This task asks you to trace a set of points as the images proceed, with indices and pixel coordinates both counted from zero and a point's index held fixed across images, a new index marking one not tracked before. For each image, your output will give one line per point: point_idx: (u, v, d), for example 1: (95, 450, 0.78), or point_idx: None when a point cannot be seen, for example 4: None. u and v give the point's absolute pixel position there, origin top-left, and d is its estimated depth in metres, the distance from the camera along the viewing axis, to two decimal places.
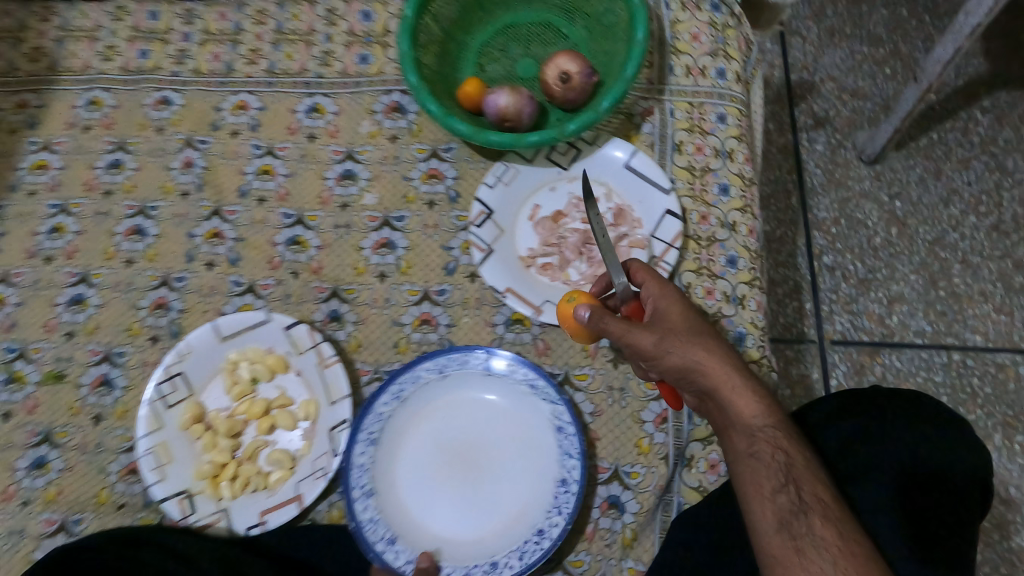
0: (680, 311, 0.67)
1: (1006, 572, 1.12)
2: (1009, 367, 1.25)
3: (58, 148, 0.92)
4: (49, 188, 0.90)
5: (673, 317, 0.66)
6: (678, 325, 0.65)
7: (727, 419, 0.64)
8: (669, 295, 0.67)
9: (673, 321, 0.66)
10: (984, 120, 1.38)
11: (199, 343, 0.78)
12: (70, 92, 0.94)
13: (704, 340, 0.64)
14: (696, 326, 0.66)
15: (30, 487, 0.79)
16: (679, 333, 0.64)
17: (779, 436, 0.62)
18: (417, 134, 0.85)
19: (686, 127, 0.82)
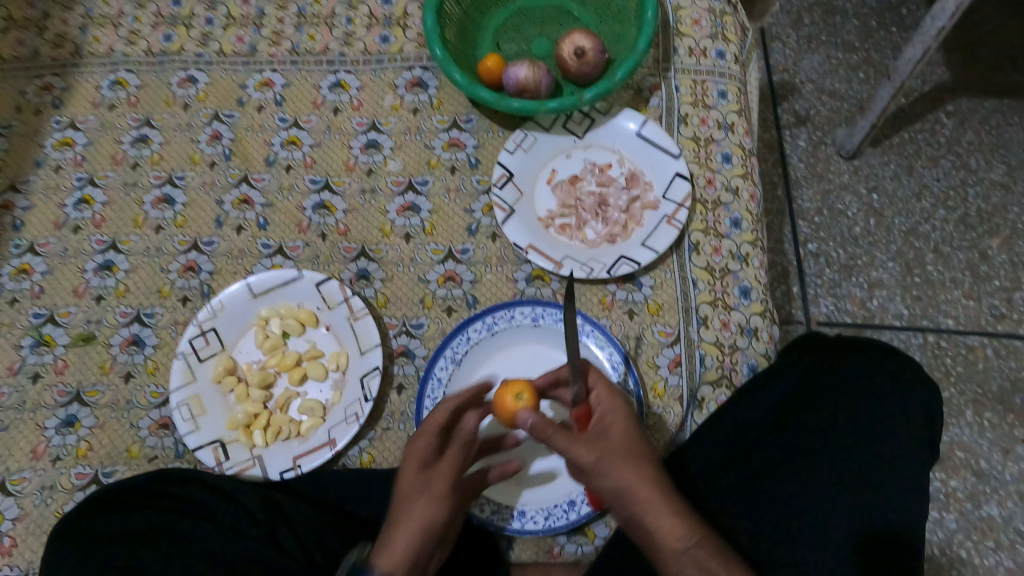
0: (623, 425, 0.66)
1: (977, 539, 1.18)
2: (979, 349, 1.29)
3: (82, 125, 0.95)
4: (75, 163, 0.93)
5: (618, 430, 0.65)
6: (620, 442, 0.64)
7: (655, 546, 0.61)
8: (617, 403, 0.67)
9: (618, 436, 0.65)
10: (949, 123, 1.42)
11: (232, 300, 0.82)
12: (93, 74, 0.96)
13: (645, 456, 0.64)
14: (639, 445, 0.65)
15: (61, 444, 0.82)
16: (619, 446, 0.64)
17: (702, 555, 0.60)
18: (437, 106, 0.90)
19: (690, 102, 0.88)
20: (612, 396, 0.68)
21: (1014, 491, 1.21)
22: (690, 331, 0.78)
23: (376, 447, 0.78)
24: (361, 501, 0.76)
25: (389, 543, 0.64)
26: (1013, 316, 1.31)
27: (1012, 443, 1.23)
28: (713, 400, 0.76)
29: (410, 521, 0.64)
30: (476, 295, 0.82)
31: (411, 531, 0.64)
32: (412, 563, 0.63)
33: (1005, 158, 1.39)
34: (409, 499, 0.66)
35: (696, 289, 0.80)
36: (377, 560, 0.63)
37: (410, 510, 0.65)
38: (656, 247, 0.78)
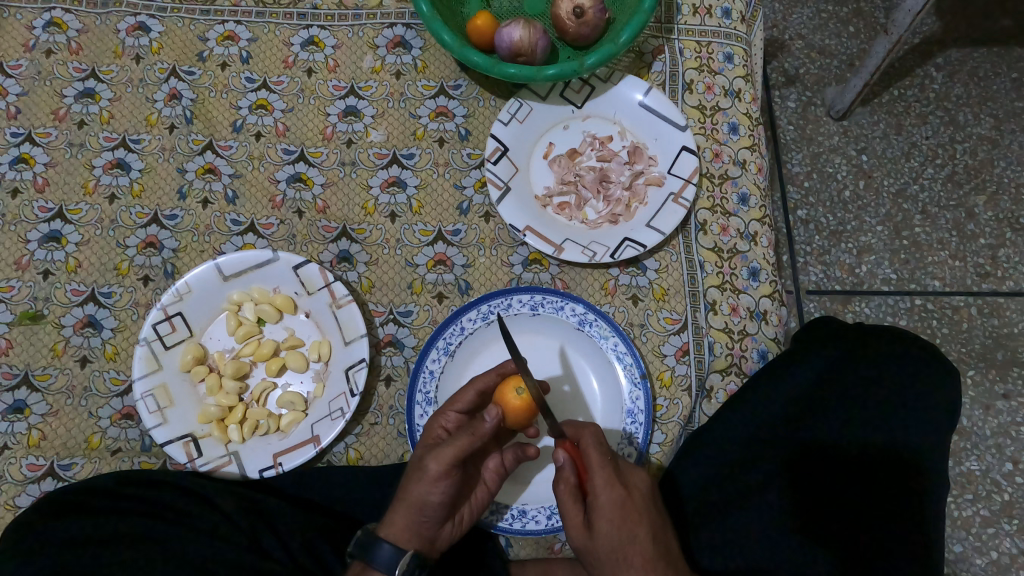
0: (612, 519, 0.59)
1: (957, 494, 1.18)
2: (964, 309, 1.25)
3: (16, 71, 0.84)
4: (7, 116, 0.83)
5: (605, 524, 0.59)
6: (607, 544, 0.59)
7: None
8: (601, 496, 0.59)
9: (604, 533, 0.59)
10: (938, 77, 1.36)
11: (200, 282, 0.75)
12: (24, 11, 0.86)
13: (635, 555, 0.58)
14: (631, 541, 0.59)
15: (10, 431, 0.74)
16: (604, 550, 0.59)
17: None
18: (422, 70, 0.83)
19: (695, 66, 0.82)
20: (607, 479, 0.60)
21: (994, 445, 1.20)
22: (697, 317, 0.74)
23: (363, 443, 0.73)
24: (347, 499, 0.71)
25: (390, 514, 0.63)
26: (997, 273, 1.27)
27: (993, 399, 1.21)
28: (722, 390, 0.72)
29: (405, 498, 0.63)
30: (468, 280, 0.77)
31: (408, 503, 0.62)
32: (414, 533, 0.62)
33: (994, 111, 1.35)
34: (412, 472, 0.64)
35: (703, 272, 0.76)
36: (379, 531, 0.62)
37: (409, 484, 0.63)
38: (662, 228, 0.75)
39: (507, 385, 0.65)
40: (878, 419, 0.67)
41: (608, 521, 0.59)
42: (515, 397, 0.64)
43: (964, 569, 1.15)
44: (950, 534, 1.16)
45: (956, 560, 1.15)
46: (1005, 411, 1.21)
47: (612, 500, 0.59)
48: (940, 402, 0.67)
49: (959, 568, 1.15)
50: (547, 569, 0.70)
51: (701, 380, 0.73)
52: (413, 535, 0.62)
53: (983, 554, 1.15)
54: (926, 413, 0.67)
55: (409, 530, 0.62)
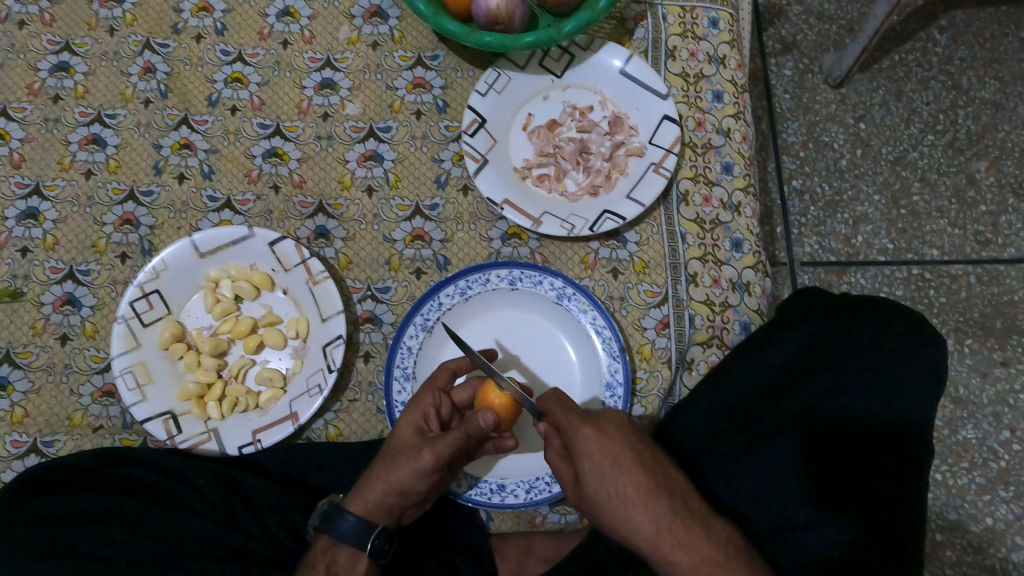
0: (597, 454, 0.57)
1: (952, 463, 1.17)
2: (962, 277, 1.24)
3: None
4: None
5: (589, 463, 0.57)
6: (598, 481, 0.56)
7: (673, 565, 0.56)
8: (580, 436, 0.58)
9: (592, 472, 0.57)
10: (942, 40, 1.33)
11: (176, 259, 0.74)
12: None
13: (628, 486, 0.56)
14: (618, 470, 0.56)
15: None
16: (596, 488, 0.56)
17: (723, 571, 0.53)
18: (399, 40, 0.82)
19: (679, 33, 0.80)
20: (575, 424, 0.58)
21: (991, 413, 1.19)
22: (678, 290, 0.73)
23: (343, 419, 0.73)
24: (327, 475, 0.72)
25: (363, 488, 0.63)
26: (998, 241, 1.25)
27: (991, 367, 1.20)
28: (704, 361, 0.72)
29: (377, 474, 0.63)
30: (447, 255, 0.76)
31: (381, 476, 0.63)
32: (385, 508, 0.63)
33: (998, 74, 1.32)
34: (391, 448, 0.64)
35: (685, 244, 0.74)
36: (352, 503, 0.63)
37: (386, 459, 0.64)
38: (642, 200, 0.73)
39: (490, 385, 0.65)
40: (868, 385, 0.64)
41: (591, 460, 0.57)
42: (497, 395, 0.64)
43: (959, 536, 1.15)
44: (945, 502, 1.16)
45: (951, 527, 1.15)
46: (1003, 379, 1.20)
47: (588, 437, 0.57)
48: (928, 382, 0.63)
49: (954, 536, 1.15)
50: (528, 544, 0.70)
51: (681, 352, 0.72)
52: (383, 508, 0.63)
53: (978, 521, 1.15)
54: (914, 394, 0.63)
55: (380, 504, 0.63)
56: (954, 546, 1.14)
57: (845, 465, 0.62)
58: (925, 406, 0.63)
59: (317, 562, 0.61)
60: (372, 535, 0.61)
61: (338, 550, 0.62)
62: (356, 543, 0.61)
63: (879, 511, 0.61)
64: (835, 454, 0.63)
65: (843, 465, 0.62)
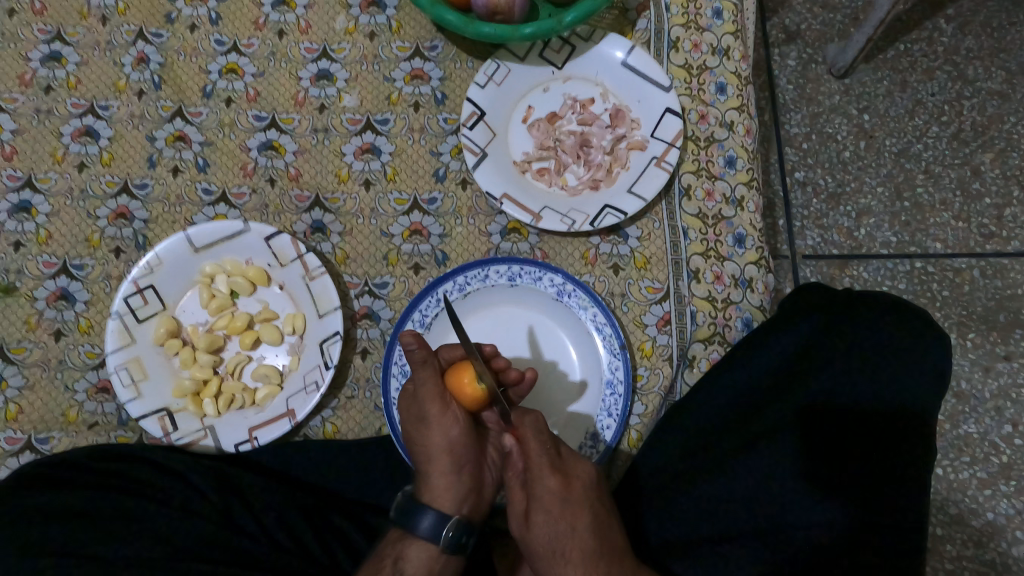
0: (552, 507, 0.58)
1: (953, 458, 1.17)
2: (966, 271, 1.23)
3: None
4: None
5: (543, 516, 0.58)
6: (545, 533, 0.57)
7: None
8: (540, 486, 0.58)
9: (542, 523, 0.58)
10: (948, 30, 1.31)
11: (171, 253, 0.73)
12: None
13: (573, 549, 0.56)
14: (569, 532, 0.57)
15: None
16: (541, 540, 0.57)
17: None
18: (397, 31, 0.80)
19: (681, 23, 0.79)
20: (544, 464, 0.59)
21: (993, 407, 1.18)
22: (680, 286, 0.73)
23: (340, 417, 0.73)
24: (323, 474, 0.71)
25: (425, 476, 0.62)
26: (1003, 233, 1.24)
27: (994, 361, 1.19)
28: (705, 359, 0.71)
29: (438, 466, 0.62)
30: (445, 250, 0.76)
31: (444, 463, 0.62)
32: (455, 493, 0.62)
33: (1005, 64, 1.30)
34: (417, 426, 0.63)
35: (687, 240, 0.74)
36: (420, 496, 0.62)
37: (426, 439, 0.62)
38: (644, 194, 0.73)
39: (462, 366, 0.62)
40: (869, 377, 0.63)
41: (545, 514, 0.58)
42: (470, 385, 0.60)
43: (959, 531, 1.14)
44: (947, 496, 1.16)
45: (952, 522, 1.15)
46: (1005, 373, 1.19)
47: (549, 490, 0.58)
48: (930, 376, 0.62)
49: (955, 530, 1.14)
50: None
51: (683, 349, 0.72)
52: (457, 499, 0.62)
53: (979, 515, 1.14)
54: (916, 389, 0.62)
55: (450, 493, 0.62)
56: (955, 540, 1.14)
57: (846, 461, 0.62)
58: (926, 401, 0.62)
59: (385, 557, 0.59)
60: (452, 525, 0.59)
61: (407, 544, 0.59)
62: (434, 536, 0.59)
63: (881, 508, 0.60)
64: (836, 449, 0.62)
65: (846, 463, 0.62)
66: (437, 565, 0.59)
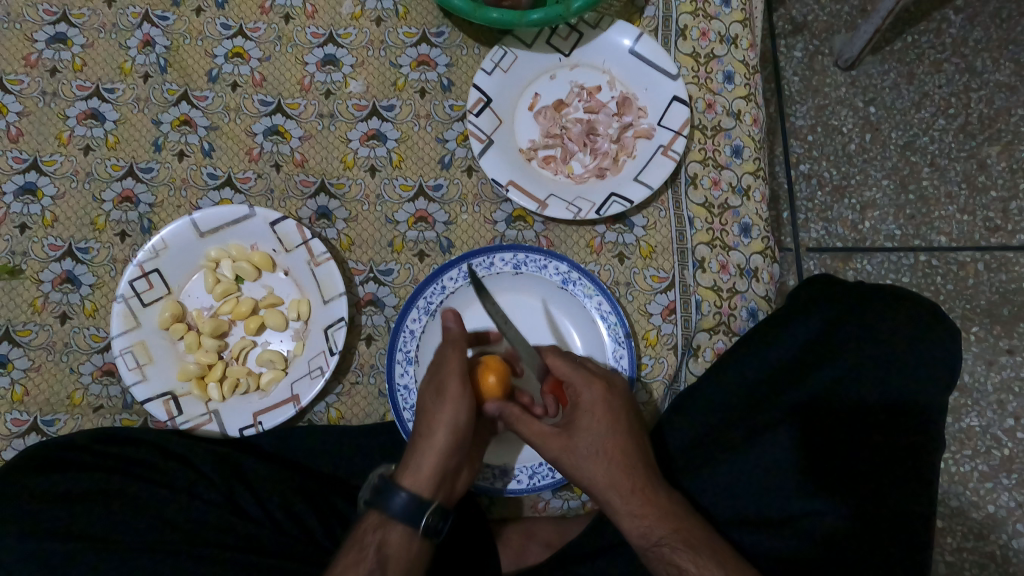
0: (596, 416, 0.61)
1: (955, 451, 1.17)
2: (970, 264, 1.22)
3: None
4: None
5: (585, 426, 0.61)
6: (588, 437, 0.60)
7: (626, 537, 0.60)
8: (590, 395, 0.62)
9: (583, 432, 0.60)
10: (957, 22, 1.30)
11: (175, 238, 0.73)
12: None
13: (614, 447, 0.60)
14: (610, 439, 0.60)
15: None
16: (583, 443, 0.60)
17: (666, 552, 0.57)
18: (404, 16, 0.80)
19: (690, 10, 0.78)
20: (587, 379, 0.62)
21: (996, 401, 1.18)
22: (685, 275, 0.73)
23: (344, 402, 0.73)
24: (326, 459, 0.71)
25: (412, 457, 0.61)
26: (1007, 227, 1.24)
27: (997, 355, 1.19)
28: (710, 348, 0.71)
29: (436, 442, 0.61)
30: (451, 238, 0.76)
31: (442, 445, 0.61)
32: (440, 471, 0.61)
33: (1014, 58, 1.29)
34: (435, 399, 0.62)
35: (692, 229, 0.74)
36: (401, 477, 0.61)
37: (434, 415, 0.62)
38: (650, 182, 0.73)
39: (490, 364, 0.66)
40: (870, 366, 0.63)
41: (587, 421, 0.61)
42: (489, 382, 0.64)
43: (959, 523, 1.14)
44: (947, 489, 1.16)
45: (953, 514, 1.15)
46: (1007, 367, 1.19)
47: (594, 397, 0.61)
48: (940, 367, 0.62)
49: (956, 522, 1.14)
50: (528, 531, 0.72)
51: (687, 339, 0.72)
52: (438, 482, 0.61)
53: (980, 508, 1.15)
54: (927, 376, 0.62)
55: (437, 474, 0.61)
56: (956, 532, 1.14)
57: (852, 451, 0.62)
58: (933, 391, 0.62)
59: (366, 546, 0.58)
60: (431, 513, 0.59)
61: (389, 530, 0.59)
62: (412, 520, 0.59)
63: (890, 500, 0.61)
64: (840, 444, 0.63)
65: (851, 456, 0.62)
66: (414, 548, 0.60)
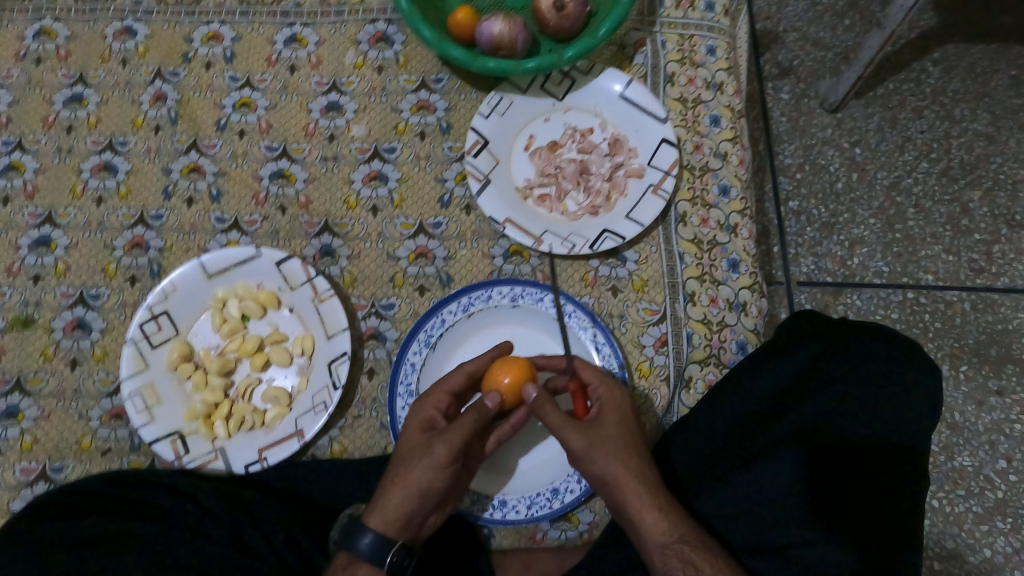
0: (621, 417, 0.65)
1: (949, 489, 1.17)
2: (957, 303, 1.25)
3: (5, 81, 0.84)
4: None
5: (612, 422, 0.64)
6: (614, 432, 0.63)
7: (638, 538, 0.61)
8: (614, 397, 0.66)
9: (611, 427, 0.64)
10: (935, 72, 1.36)
11: (184, 280, 0.75)
12: (15, 22, 0.86)
13: (637, 446, 0.63)
14: (632, 438, 0.64)
15: (3, 436, 0.74)
16: (613, 436, 0.63)
17: (687, 549, 0.58)
18: (404, 65, 0.84)
19: (677, 59, 0.83)
20: (611, 384, 0.67)
21: (987, 441, 1.19)
22: (677, 308, 0.75)
23: (347, 435, 0.74)
24: (328, 492, 0.72)
25: (382, 500, 0.63)
26: (992, 269, 1.26)
27: (987, 395, 1.21)
28: (701, 379, 0.73)
29: (405, 494, 0.62)
30: (450, 273, 0.78)
31: (409, 502, 0.62)
32: (404, 522, 0.63)
33: (990, 107, 1.34)
34: (404, 458, 0.64)
35: (683, 264, 0.76)
36: (370, 519, 0.62)
37: (407, 472, 0.62)
38: (642, 220, 0.76)
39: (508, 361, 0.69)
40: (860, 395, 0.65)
41: (614, 418, 0.64)
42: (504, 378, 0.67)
43: (956, 566, 1.14)
44: (943, 530, 1.16)
45: (949, 556, 1.14)
46: (997, 407, 1.20)
47: (620, 400, 0.66)
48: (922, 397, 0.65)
49: (952, 566, 1.13)
50: (528, 561, 0.72)
51: (680, 369, 0.74)
52: (400, 525, 0.63)
53: (976, 552, 1.14)
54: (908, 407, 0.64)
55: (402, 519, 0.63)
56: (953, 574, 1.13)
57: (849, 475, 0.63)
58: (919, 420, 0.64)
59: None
60: (396, 551, 0.61)
61: (358, 567, 0.62)
62: (377, 560, 0.61)
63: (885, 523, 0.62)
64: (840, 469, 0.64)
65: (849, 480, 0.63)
66: None
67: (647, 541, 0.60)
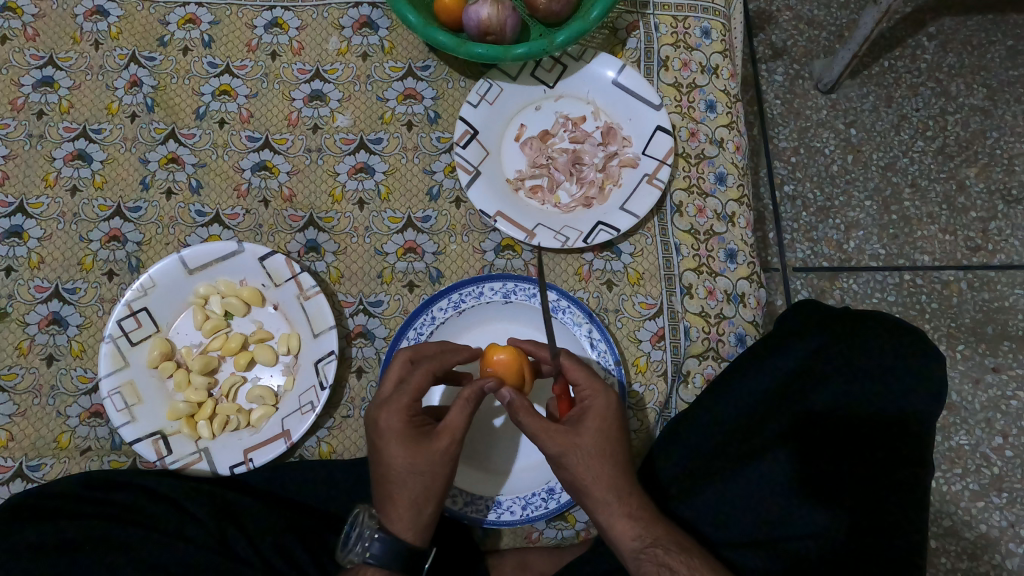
0: (603, 422, 0.62)
1: (946, 470, 1.17)
2: (953, 283, 1.24)
3: None
4: None
5: (593, 428, 0.62)
6: (592, 439, 0.61)
7: (611, 541, 0.60)
8: (599, 401, 0.63)
9: (590, 433, 0.61)
10: (930, 47, 1.33)
11: (164, 275, 0.73)
12: None
13: (615, 451, 0.62)
14: (612, 443, 0.62)
15: None
16: (588, 444, 0.61)
17: (660, 552, 0.58)
18: (389, 51, 0.81)
19: (671, 42, 0.80)
20: (595, 386, 0.64)
21: (984, 419, 1.19)
22: (673, 301, 0.74)
23: (335, 436, 0.72)
24: (318, 494, 0.71)
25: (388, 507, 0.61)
26: (988, 247, 1.25)
27: (983, 373, 1.20)
28: (699, 374, 0.71)
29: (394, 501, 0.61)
30: (440, 268, 0.76)
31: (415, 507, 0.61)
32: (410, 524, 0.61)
33: (986, 82, 1.32)
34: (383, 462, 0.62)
35: (679, 256, 0.75)
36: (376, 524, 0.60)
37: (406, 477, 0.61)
38: (636, 211, 0.73)
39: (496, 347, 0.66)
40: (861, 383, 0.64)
41: (593, 422, 0.62)
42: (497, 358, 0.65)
43: (953, 543, 1.14)
44: (939, 508, 1.15)
45: (946, 534, 1.14)
46: (994, 385, 1.20)
47: (604, 405, 0.63)
48: (927, 394, 0.63)
49: (949, 542, 1.14)
50: (523, 562, 0.70)
51: (677, 365, 0.72)
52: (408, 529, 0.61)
53: (972, 527, 1.14)
54: (906, 409, 0.63)
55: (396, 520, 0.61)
56: (949, 552, 1.13)
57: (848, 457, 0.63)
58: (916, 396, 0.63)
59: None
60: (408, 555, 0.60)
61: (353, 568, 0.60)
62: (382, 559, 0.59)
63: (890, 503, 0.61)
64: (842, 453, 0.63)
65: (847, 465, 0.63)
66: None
67: (620, 544, 0.59)
